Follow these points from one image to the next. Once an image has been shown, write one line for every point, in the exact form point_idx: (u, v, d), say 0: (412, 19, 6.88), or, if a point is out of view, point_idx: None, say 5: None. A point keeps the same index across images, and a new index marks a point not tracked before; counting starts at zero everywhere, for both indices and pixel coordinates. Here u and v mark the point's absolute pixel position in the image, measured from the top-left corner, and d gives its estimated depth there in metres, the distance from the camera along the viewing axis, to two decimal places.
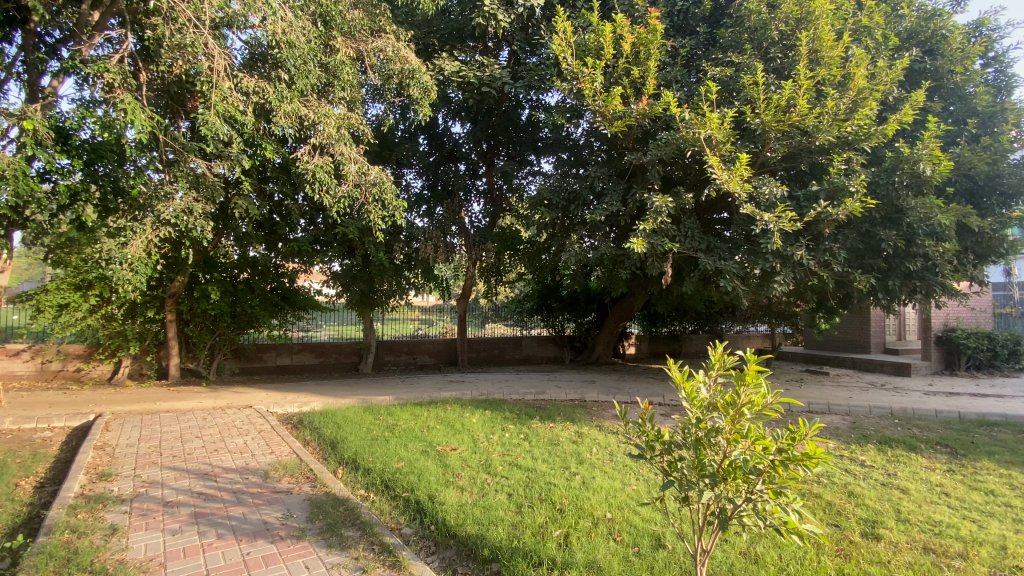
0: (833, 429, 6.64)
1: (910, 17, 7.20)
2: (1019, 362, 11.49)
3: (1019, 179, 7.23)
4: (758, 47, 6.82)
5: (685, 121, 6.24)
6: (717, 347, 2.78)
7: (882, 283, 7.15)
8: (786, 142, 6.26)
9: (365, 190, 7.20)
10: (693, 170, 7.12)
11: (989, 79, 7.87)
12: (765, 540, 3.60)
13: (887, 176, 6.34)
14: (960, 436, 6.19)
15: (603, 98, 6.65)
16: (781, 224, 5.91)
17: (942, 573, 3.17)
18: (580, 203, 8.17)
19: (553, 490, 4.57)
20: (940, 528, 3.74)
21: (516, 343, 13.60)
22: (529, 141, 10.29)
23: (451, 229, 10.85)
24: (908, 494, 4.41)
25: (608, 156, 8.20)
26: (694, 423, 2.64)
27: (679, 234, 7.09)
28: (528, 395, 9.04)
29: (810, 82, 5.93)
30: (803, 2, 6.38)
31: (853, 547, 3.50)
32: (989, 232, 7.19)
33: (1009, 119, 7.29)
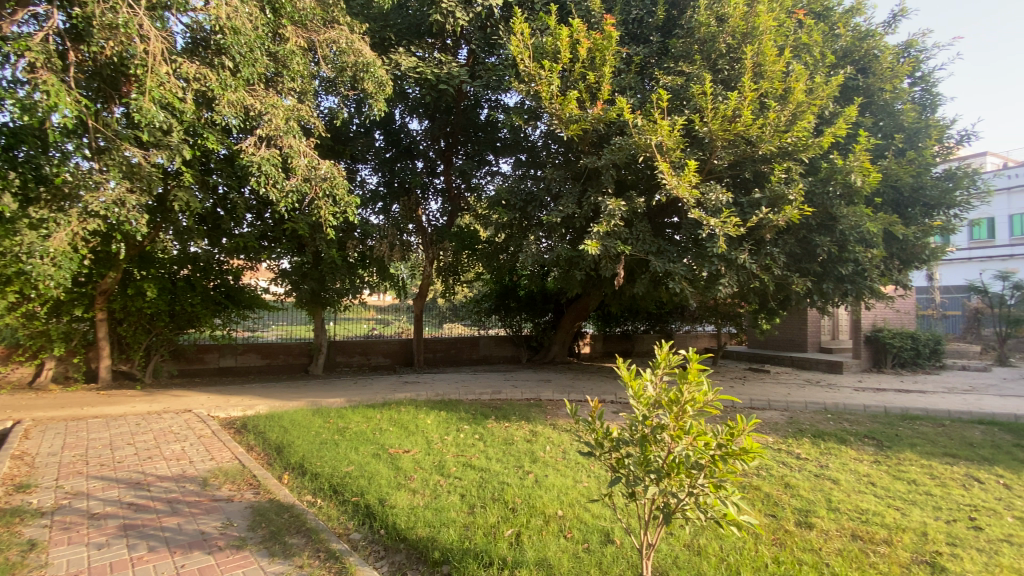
0: (772, 425, 6.99)
1: (845, 37, 7.70)
2: (938, 359, 12.48)
3: (939, 191, 7.84)
4: (707, 58, 7.10)
5: (637, 128, 6.44)
6: (664, 346, 2.86)
7: (817, 286, 7.60)
8: (731, 151, 6.56)
9: (316, 184, 6.96)
10: (645, 174, 7.29)
11: (915, 97, 8.50)
12: (708, 531, 3.73)
13: (822, 186, 6.73)
14: (886, 430, 6.65)
15: (559, 101, 6.74)
16: (726, 229, 6.18)
17: (868, 558, 3.38)
18: (536, 204, 8.25)
19: (506, 489, 4.58)
20: (867, 516, 3.99)
21: (473, 343, 13.55)
22: (487, 141, 10.25)
23: (407, 227, 10.70)
24: (838, 484, 4.71)
25: (564, 159, 8.30)
26: (640, 419, 2.71)
27: (632, 237, 7.28)
28: (484, 395, 9.01)
29: (754, 95, 6.22)
30: (749, 17, 6.69)
31: (788, 536, 3.69)
32: (913, 240, 7.76)
33: (932, 134, 7.87)
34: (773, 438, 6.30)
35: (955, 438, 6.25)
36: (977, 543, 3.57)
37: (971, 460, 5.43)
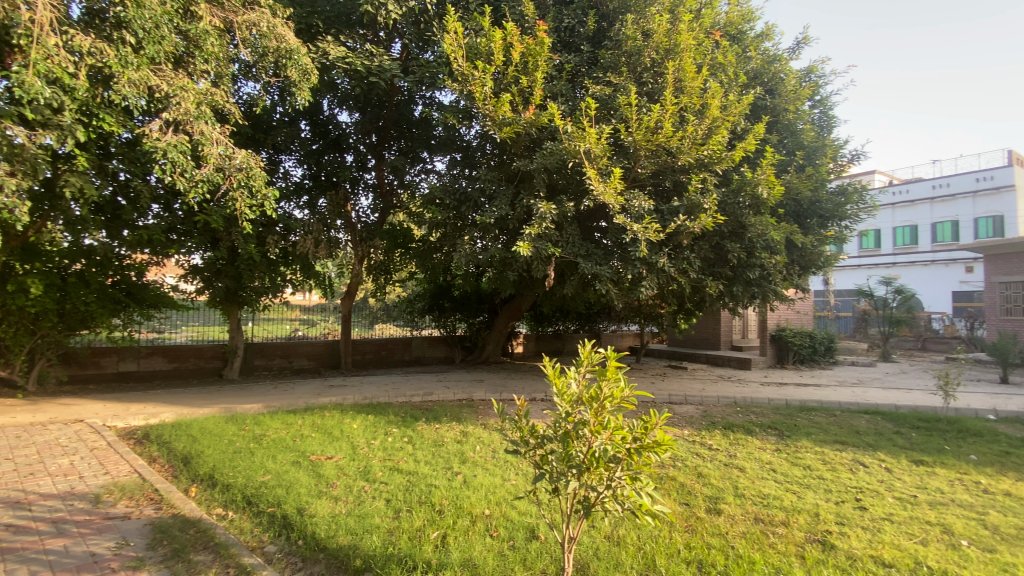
0: (688, 418, 7.45)
1: (755, 59, 8.37)
2: (831, 356, 13.88)
3: (832, 205, 8.69)
4: (633, 71, 7.45)
5: (567, 134, 6.61)
6: (587, 345, 2.97)
7: (729, 289, 8.19)
8: (653, 160, 6.92)
9: (230, 175, 6.52)
10: (575, 180, 7.43)
11: (815, 118, 9.39)
12: (626, 522, 3.91)
13: (733, 197, 7.28)
14: (787, 421, 7.29)
15: (493, 103, 6.77)
16: (647, 234, 6.52)
17: (767, 538, 3.69)
18: (470, 204, 8.22)
19: (433, 491, 4.52)
20: (768, 500, 4.36)
21: (405, 344, 13.26)
22: (420, 139, 10.09)
23: (335, 223, 10.25)
24: (744, 472, 5.09)
25: (498, 161, 8.36)
26: (563, 416, 2.78)
27: (562, 240, 7.48)
28: (415, 396, 8.85)
29: (675, 108, 6.60)
30: (671, 35, 7.08)
31: (699, 522, 3.95)
32: (810, 248, 8.58)
33: (828, 153, 8.71)
34: (690, 431, 6.71)
35: (844, 427, 6.96)
36: (861, 520, 3.97)
37: (857, 446, 6.06)
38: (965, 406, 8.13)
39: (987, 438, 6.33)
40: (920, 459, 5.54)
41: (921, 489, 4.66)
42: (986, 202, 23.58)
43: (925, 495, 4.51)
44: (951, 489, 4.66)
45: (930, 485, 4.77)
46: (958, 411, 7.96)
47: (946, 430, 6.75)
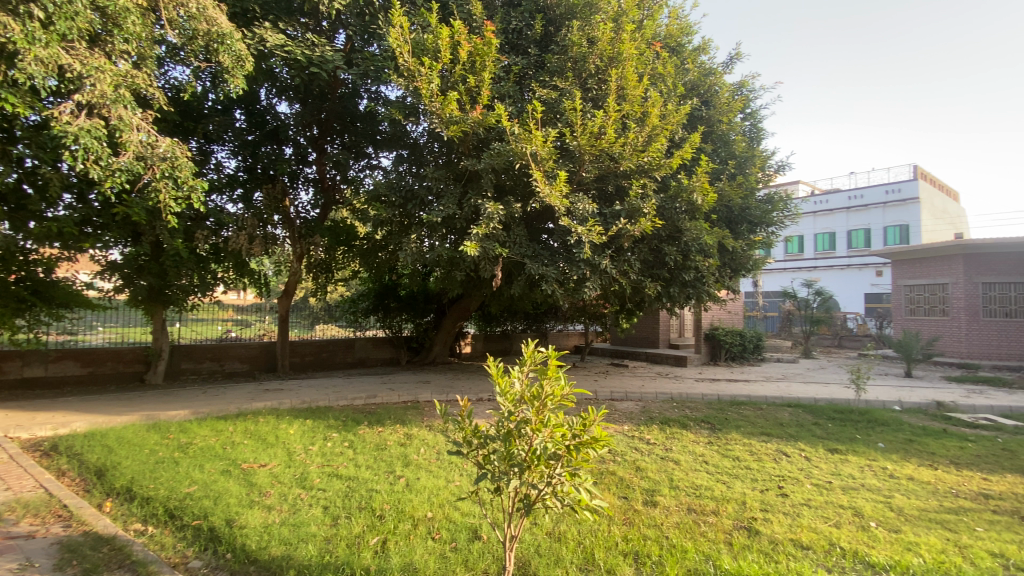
0: (628, 414, 7.70)
1: (692, 72, 8.78)
2: (759, 353, 14.82)
3: (760, 212, 9.26)
4: (579, 76, 7.62)
5: (514, 135, 6.65)
6: (530, 345, 2.99)
7: (667, 290, 8.56)
8: (597, 165, 7.11)
9: (153, 164, 6.08)
10: (523, 181, 7.46)
11: (746, 130, 9.98)
12: (567, 518, 3.98)
13: (671, 202, 7.62)
14: (718, 415, 7.70)
15: (439, 100, 6.71)
16: (591, 237, 6.71)
17: (698, 527, 3.87)
18: (417, 202, 8.08)
19: (374, 496, 4.41)
20: (700, 491, 4.60)
21: (348, 345, 12.84)
22: (364, 134, 9.82)
23: (271, 218, 9.78)
24: (679, 464, 5.34)
25: (446, 159, 8.27)
26: (505, 416, 2.80)
27: (509, 240, 7.50)
28: (357, 399, 8.60)
29: (618, 115, 6.82)
30: (614, 43, 7.30)
31: (636, 514, 4.09)
32: (740, 252, 9.13)
33: (757, 163, 9.28)
34: (630, 427, 6.94)
35: (769, 420, 7.44)
36: (783, 507, 4.27)
37: (781, 437, 6.51)
38: (875, 398, 8.91)
39: (892, 427, 6.98)
40: (836, 448, 6.02)
41: (836, 476, 5.07)
42: (895, 212, 26.00)
43: (839, 481, 4.91)
44: (861, 475, 5.10)
45: (843, 472, 5.19)
46: (868, 403, 8.73)
47: (858, 420, 7.37)
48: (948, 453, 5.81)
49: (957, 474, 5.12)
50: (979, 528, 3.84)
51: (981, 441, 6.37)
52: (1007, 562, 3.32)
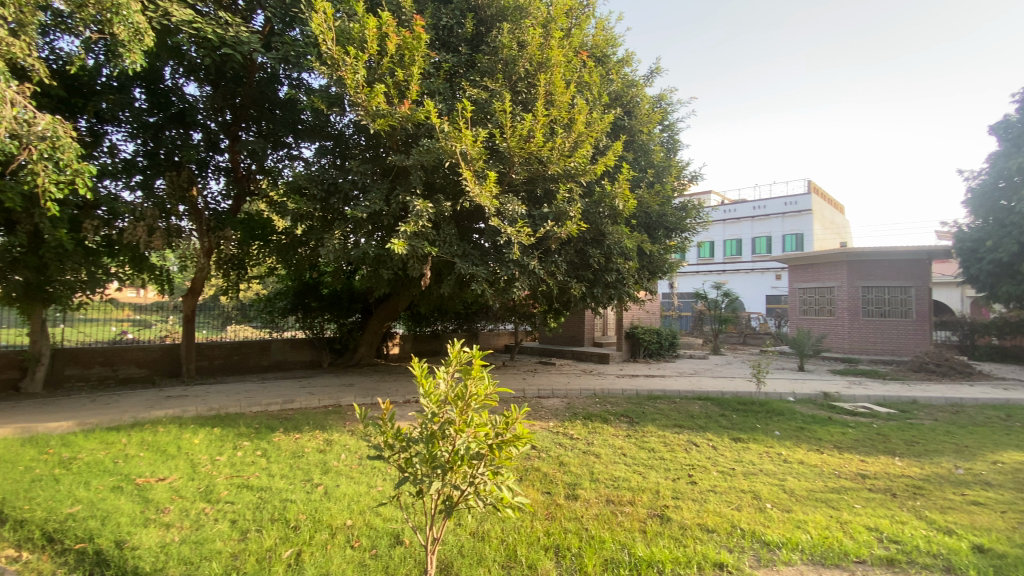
0: (553, 411, 7.91)
1: (616, 82, 9.14)
2: (674, 350, 15.80)
3: (675, 219, 9.88)
4: (508, 78, 7.68)
5: (443, 133, 6.59)
6: (456, 344, 2.97)
7: (591, 291, 8.87)
8: (526, 167, 7.19)
9: (30, 144, 5.33)
10: (452, 180, 7.43)
11: (664, 140, 10.58)
12: (491, 517, 4.01)
13: (595, 207, 7.92)
14: (637, 409, 8.12)
15: (365, 92, 6.49)
16: (520, 238, 6.83)
17: (616, 517, 4.05)
18: (341, 196, 7.75)
19: (288, 507, 4.18)
20: (619, 482, 4.82)
21: (264, 347, 12.04)
22: (283, 122, 9.05)
23: (175, 209, 8.95)
24: (599, 458, 5.56)
25: (373, 154, 8.02)
26: (429, 418, 2.74)
27: (439, 239, 7.39)
28: (273, 405, 8.11)
29: (546, 120, 6.97)
30: (543, 49, 7.44)
31: (558, 509, 4.20)
32: (657, 256, 9.68)
33: (674, 172, 9.88)
34: (554, 423, 7.13)
35: (682, 412, 7.95)
36: (692, 493, 4.57)
37: (691, 428, 6.98)
38: (772, 391, 9.80)
39: (786, 416, 7.72)
40: (739, 437, 6.55)
41: (739, 462, 5.51)
42: (792, 222, 28.73)
43: (741, 468, 5.34)
44: (760, 461, 5.58)
45: (745, 458, 5.67)
46: (767, 395, 9.59)
47: (758, 411, 8.07)
48: (832, 438, 6.52)
49: (840, 457, 5.75)
50: (857, 505, 4.32)
51: (859, 427, 7.21)
52: (881, 535, 3.74)
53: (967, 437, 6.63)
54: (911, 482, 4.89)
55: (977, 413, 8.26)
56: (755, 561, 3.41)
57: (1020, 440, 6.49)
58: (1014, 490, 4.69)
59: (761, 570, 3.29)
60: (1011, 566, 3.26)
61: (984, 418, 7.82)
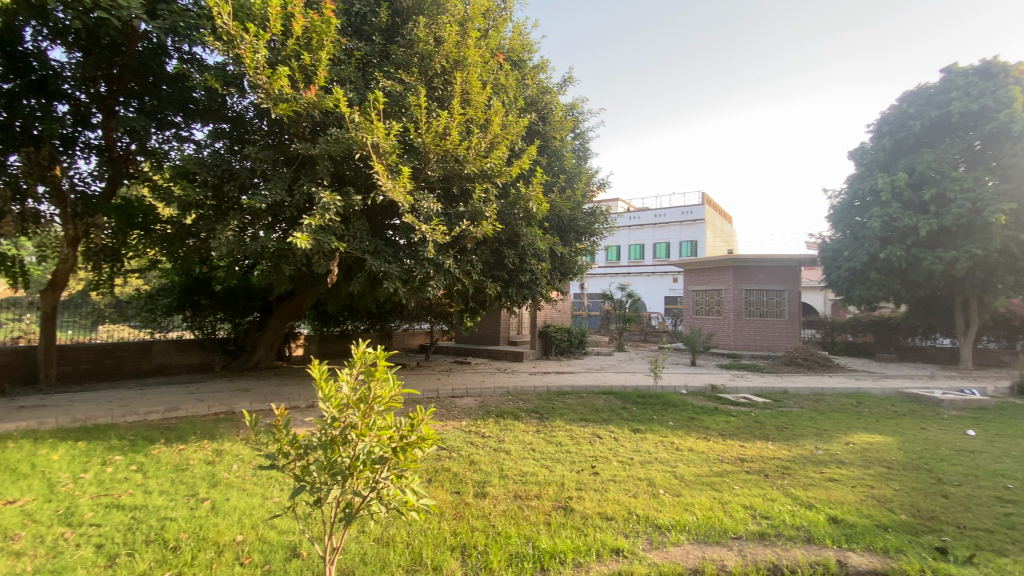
0: (466, 410, 7.92)
1: (532, 87, 9.33)
2: (584, 348, 16.53)
3: (585, 223, 10.30)
4: (424, 73, 7.56)
5: (354, 123, 6.32)
6: (360, 345, 2.84)
7: (505, 290, 9.00)
8: (442, 165, 7.11)
9: None
10: (363, 173, 7.13)
11: (575, 148, 11.00)
12: (397, 522, 3.92)
13: (510, 208, 8.03)
14: (547, 405, 8.36)
15: (267, 74, 6.05)
16: (434, 236, 6.73)
17: (522, 512, 4.14)
18: (237, 184, 7.14)
19: (167, 526, 3.77)
20: (526, 477, 4.93)
21: (143, 349, 10.79)
22: (170, 99, 8.16)
23: (32, 189, 7.83)
24: (509, 455, 5.64)
25: (275, 140, 7.49)
26: (329, 422, 2.61)
27: (348, 234, 7.06)
28: (154, 413, 7.29)
29: (462, 118, 6.93)
30: (460, 47, 7.40)
31: (466, 507, 4.20)
32: (568, 258, 10.04)
33: (583, 179, 10.32)
34: (466, 422, 7.13)
35: (588, 407, 8.34)
36: (594, 484, 4.80)
37: (596, 421, 7.33)
38: (668, 384, 10.59)
39: (680, 407, 8.39)
40: (638, 428, 6.99)
41: (637, 452, 5.88)
42: (689, 230, 31.18)
43: (639, 457, 5.70)
44: (656, 450, 6.00)
45: (642, 448, 6.07)
46: (663, 388, 10.34)
47: (655, 403, 8.68)
48: (717, 427, 7.18)
49: (724, 444, 6.34)
50: (736, 486, 4.79)
51: (740, 415, 8.01)
52: (755, 512, 4.18)
53: (826, 421, 7.63)
54: (781, 464, 5.52)
55: (834, 400, 9.54)
56: (648, 544, 3.64)
57: (865, 423, 7.58)
58: (860, 466, 5.48)
59: (653, 552, 3.53)
60: (858, 533, 3.79)
61: (840, 405, 9.05)
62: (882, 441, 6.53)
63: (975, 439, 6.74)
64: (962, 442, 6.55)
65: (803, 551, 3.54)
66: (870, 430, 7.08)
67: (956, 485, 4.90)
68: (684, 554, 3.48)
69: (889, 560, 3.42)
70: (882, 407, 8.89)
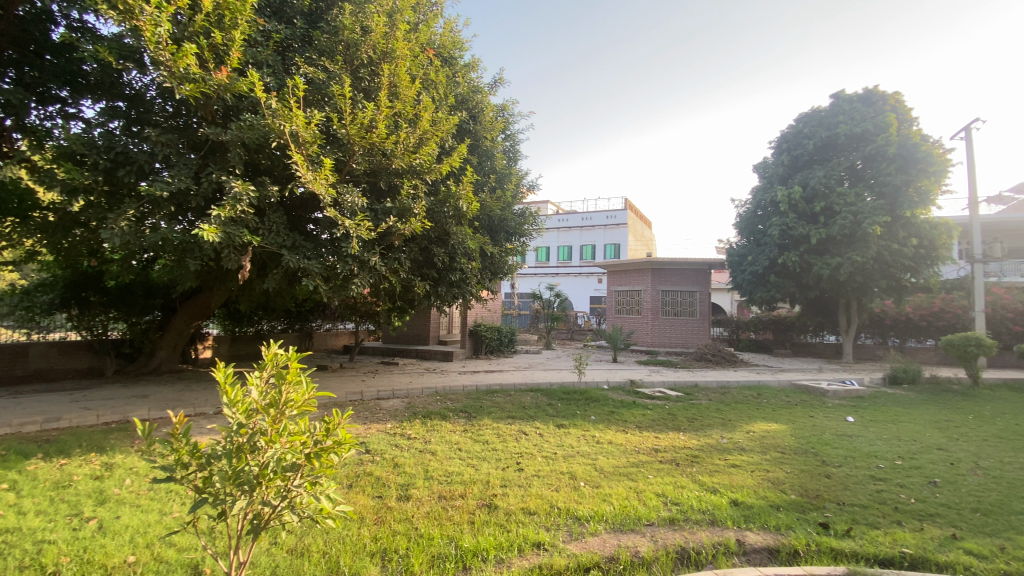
0: (391, 411, 7.73)
1: (462, 86, 9.29)
2: (513, 347, 16.73)
3: (515, 224, 10.41)
4: (349, 63, 7.28)
5: (271, 110, 5.96)
6: (270, 346, 2.67)
7: (434, 289, 8.90)
8: (368, 158, 6.88)
9: None
10: (281, 162, 6.75)
11: (505, 149, 11.09)
12: (313, 531, 3.74)
13: (440, 206, 7.95)
14: (474, 404, 8.37)
15: (171, 51, 5.53)
16: (358, 232, 6.49)
17: (446, 513, 4.11)
18: (134, 169, 6.47)
19: (43, 550, 3.34)
20: (451, 477, 4.91)
21: (18, 353, 9.51)
22: (55, 71, 7.24)
23: None
24: (435, 455, 5.59)
25: (180, 124, 6.90)
26: (235, 429, 2.42)
27: (263, 227, 6.64)
28: (31, 424, 6.44)
29: (389, 111, 6.76)
30: (388, 38, 7.21)
31: (387, 512, 4.10)
32: (498, 258, 10.09)
33: (513, 180, 10.43)
34: (391, 424, 6.96)
35: (515, 404, 8.45)
36: (519, 480, 4.87)
37: (523, 418, 7.44)
38: (592, 380, 10.99)
39: (601, 402, 8.74)
40: (562, 423, 7.18)
41: (560, 447, 6.04)
42: (613, 233, 32.52)
43: (562, 451, 5.87)
44: (578, 444, 6.20)
45: (565, 442, 6.25)
46: (587, 384, 10.71)
47: (579, 399, 8.98)
48: (635, 420, 7.54)
49: (641, 436, 6.68)
50: (650, 475, 5.08)
51: (656, 409, 8.48)
52: (666, 499, 4.45)
53: (731, 412, 8.29)
54: (690, 453, 5.91)
55: (738, 392, 10.38)
56: (568, 536, 3.76)
57: (765, 413, 8.31)
58: (758, 452, 6.02)
59: (572, 543, 3.64)
60: (754, 514, 4.15)
61: (744, 397, 9.87)
62: (778, 429, 7.19)
63: (853, 425, 7.61)
64: (842, 427, 7.37)
65: (708, 533, 3.81)
66: (767, 419, 7.79)
67: (836, 466, 5.52)
68: (601, 543, 3.63)
69: (780, 536, 3.78)
70: (779, 398, 9.80)
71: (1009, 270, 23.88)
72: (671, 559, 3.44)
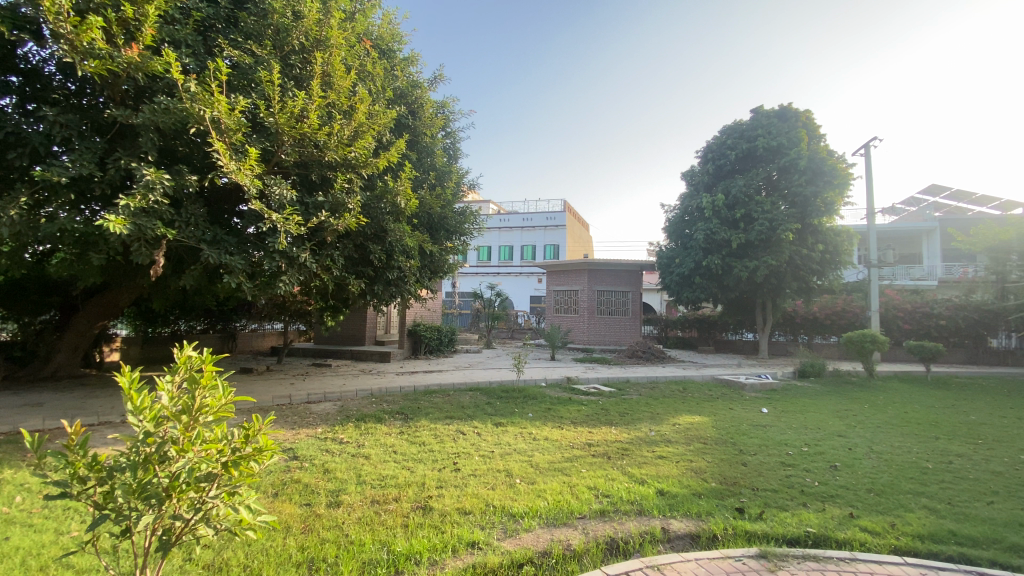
0: (323, 415, 7.42)
1: (401, 80, 9.11)
2: (452, 346, 16.62)
3: (455, 222, 10.33)
4: (278, 48, 6.91)
5: (189, 93, 5.54)
6: (183, 348, 2.49)
7: (370, 287, 8.65)
8: (298, 149, 6.56)
9: None
10: (200, 150, 6.30)
11: (445, 146, 10.98)
12: (234, 544, 3.53)
13: (376, 202, 7.73)
14: (411, 405, 8.23)
15: (72, 22, 4.98)
16: (288, 227, 6.16)
17: (378, 518, 4.01)
18: (26, 150, 5.80)
19: None
20: (385, 480, 4.80)
21: None
22: None
23: None
24: (368, 459, 5.43)
25: (82, 104, 6.27)
26: (140, 439, 2.22)
27: (179, 219, 6.16)
28: None
29: (321, 102, 6.51)
30: (322, 26, 6.94)
31: (316, 519, 3.94)
32: (437, 256, 9.96)
33: (453, 178, 10.36)
34: (322, 428, 6.68)
35: (453, 404, 8.40)
36: (455, 480, 4.85)
37: (461, 418, 7.41)
38: (530, 379, 11.14)
39: (538, 399, 8.89)
40: (500, 421, 7.23)
41: (497, 445, 6.08)
42: (553, 234, 33.16)
43: (499, 449, 5.91)
44: (515, 441, 6.26)
45: (503, 440, 6.29)
46: (526, 382, 10.83)
47: (517, 397, 9.08)
48: (571, 416, 7.73)
49: (575, 431, 6.86)
50: (583, 469, 5.23)
51: (590, 404, 8.75)
52: (598, 492, 4.61)
53: (659, 406, 8.71)
54: (621, 446, 6.14)
55: (666, 387, 10.92)
56: (503, 533, 3.79)
57: (690, 406, 8.81)
58: (683, 443, 6.36)
59: (506, 540, 3.68)
60: (678, 502, 4.39)
61: (672, 391, 10.41)
62: (701, 421, 7.64)
63: (767, 415, 8.24)
64: (757, 418, 7.96)
65: (636, 523, 3.98)
66: (692, 412, 8.26)
67: (752, 453, 5.95)
68: (534, 539, 3.69)
69: (701, 522, 4.02)
70: (702, 392, 10.41)
71: (900, 273, 26.76)
72: (601, 550, 3.56)
